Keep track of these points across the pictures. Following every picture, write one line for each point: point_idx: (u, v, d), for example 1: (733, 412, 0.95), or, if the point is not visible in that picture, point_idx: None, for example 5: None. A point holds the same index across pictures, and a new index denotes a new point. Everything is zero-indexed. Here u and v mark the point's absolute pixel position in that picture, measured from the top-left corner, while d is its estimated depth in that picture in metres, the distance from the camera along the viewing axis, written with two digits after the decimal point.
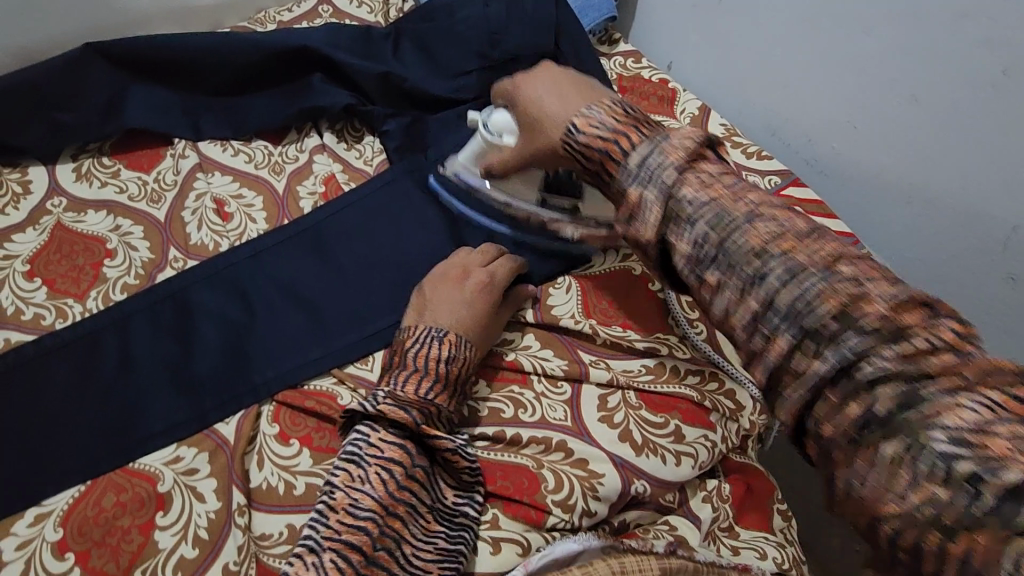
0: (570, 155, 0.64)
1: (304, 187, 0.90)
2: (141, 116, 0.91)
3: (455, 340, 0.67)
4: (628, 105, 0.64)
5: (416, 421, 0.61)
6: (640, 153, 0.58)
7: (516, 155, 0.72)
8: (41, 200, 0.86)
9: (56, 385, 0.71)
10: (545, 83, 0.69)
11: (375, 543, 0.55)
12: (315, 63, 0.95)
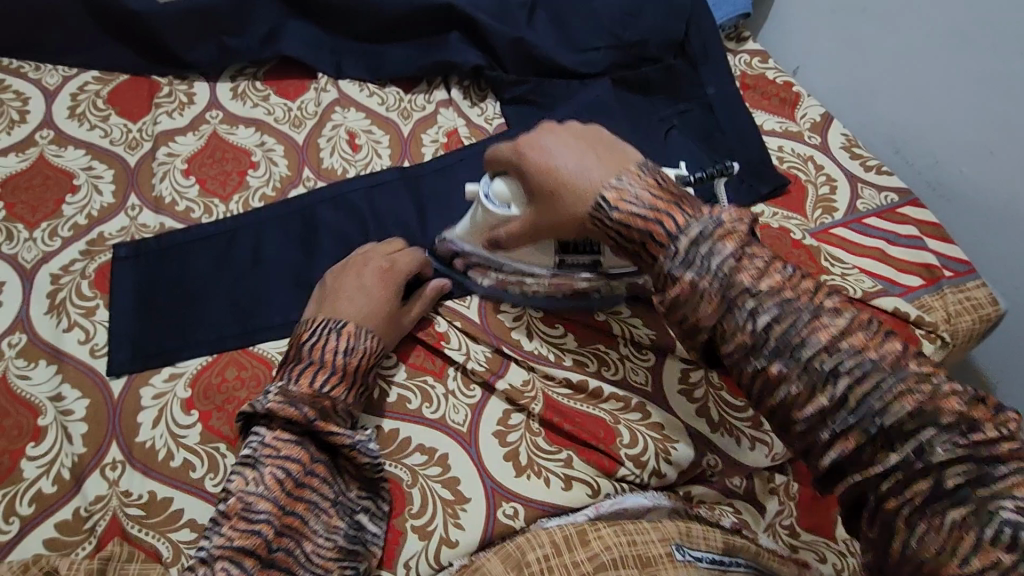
0: (607, 234, 0.57)
1: (428, 134, 0.97)
2: (295, 49, 1.00)
3: (354, 331, 0.64)
4: (659, 172, 0.57)
5: (309, 419, 0.58)
6: (686, 234, 0.52)
7: (524, 219, 0.64)
8: (201, 110, 0.96)
9: (196, 268, 0.80)
10: (562, 141, 0.60)
11: (272, 546, 0.53)
12: (455, 21, 1.00)
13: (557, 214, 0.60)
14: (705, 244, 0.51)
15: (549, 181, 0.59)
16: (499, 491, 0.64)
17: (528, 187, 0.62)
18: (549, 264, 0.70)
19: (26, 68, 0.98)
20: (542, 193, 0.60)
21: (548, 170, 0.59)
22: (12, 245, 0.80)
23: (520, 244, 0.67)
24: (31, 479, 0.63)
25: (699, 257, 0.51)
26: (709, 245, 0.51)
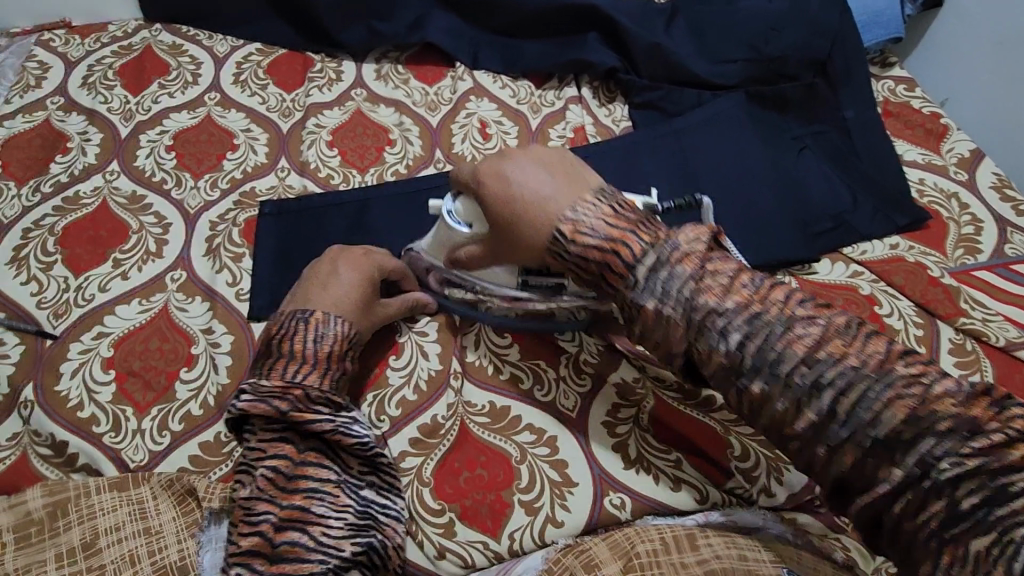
0: (568, 267, 0.57)
1: (555, 129, 0.99)
2: (438, 37, 1.05)
3: (322, 319, 0.65)
4: (620, 200, 0.57)
5: (281, 414, 0.58)
6: (649, 267, 0.53)
7: (490, 246, 0.64)
8: (348, 87, 1.03)
9: (332, 231, 0.86)
10: (527, 159, 0.61)
11: (275, 541, 0.53)
12: (596, 23, 1.02)
13: (519, 245, 0.60)
14: (672, 278, 0.52)
15: (512, 212, 0.59)
16: (606, 480, 0.65)
17: (489, 216, 0.62)
18: (513, 282, 0.67)
19: (201, 35, 1.08)
20: (502, 227, 0.61)
21: (513, 199, 0.59)
22: (180, 192, 0.88)
23: (483, 265, 0.67)
24: (182, 400, 0.70)
25: (671, 297, 0.52)
26: (677, 278, 0.51)
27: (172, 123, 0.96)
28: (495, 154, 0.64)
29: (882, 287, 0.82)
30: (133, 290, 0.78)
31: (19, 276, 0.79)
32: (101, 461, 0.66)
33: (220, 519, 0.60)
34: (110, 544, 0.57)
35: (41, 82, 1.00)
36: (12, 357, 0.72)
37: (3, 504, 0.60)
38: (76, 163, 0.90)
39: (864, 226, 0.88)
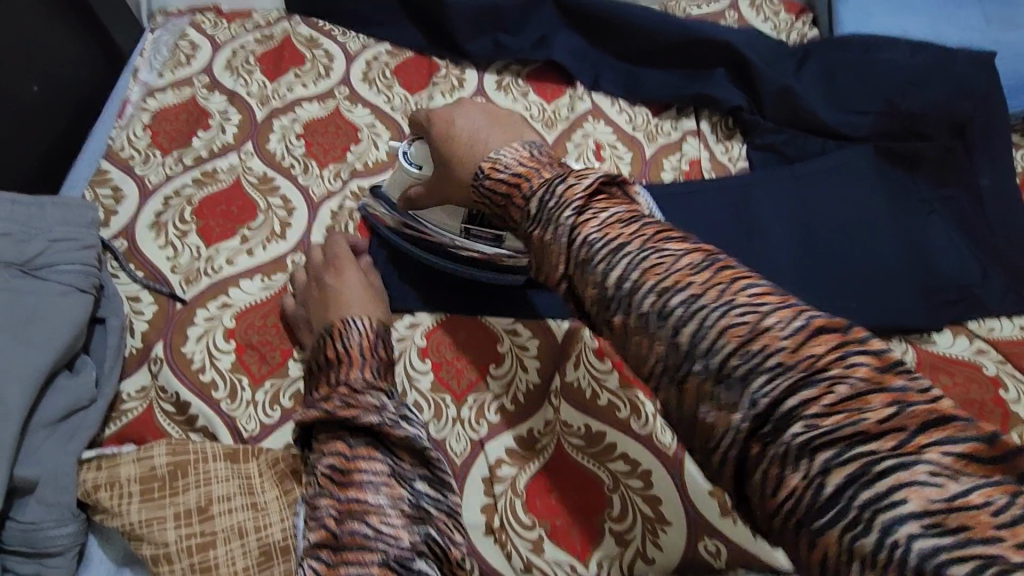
0: (481, 198, 0.59)
1: (669, 161, 0.99)
2: (563, 56, 1.06)
3: (342, 325, 0.69)
4: (540, 145, 0.59)
5: (330, 412, 0.61)
6: (537, 197, 0.52)
7: (434, 186, 0.71)
8: (469, 96, 1.05)
9: None
10: (466, 110, 0.67)
11: (338, 531, 0.54)
12: (724, 59, 1.01)
13: (453, 179, 0.66)
14: (560, 208, 0.49)
15: (448, 144, 0.65)
16: (701, 524, 0.64)
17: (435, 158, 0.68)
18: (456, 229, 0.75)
19: (337, 32, 1.13)
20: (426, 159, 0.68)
21: (452, 141, 0.65)
22: (306, 178, 0.93)
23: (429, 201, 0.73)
24: (293, 378, 0.73)
25: (555, 224, 0.49)
26: (565, 208, 0.49)
27: (304, 112, 1.01)
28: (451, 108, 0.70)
29: (1008, 369, 0.77)
30: (256, 267, 0.82)
31: (158, 241, 0.84)
32: (218, 425, 0.70)
33: None
34: (221, 513, 0.60)
35: (190, 61, 1.07)
36: (146, 314, 0.78)
37: (132, 455, 0.63)
38: (216, 139, 0.96)
39: (993, 302, 0.83)
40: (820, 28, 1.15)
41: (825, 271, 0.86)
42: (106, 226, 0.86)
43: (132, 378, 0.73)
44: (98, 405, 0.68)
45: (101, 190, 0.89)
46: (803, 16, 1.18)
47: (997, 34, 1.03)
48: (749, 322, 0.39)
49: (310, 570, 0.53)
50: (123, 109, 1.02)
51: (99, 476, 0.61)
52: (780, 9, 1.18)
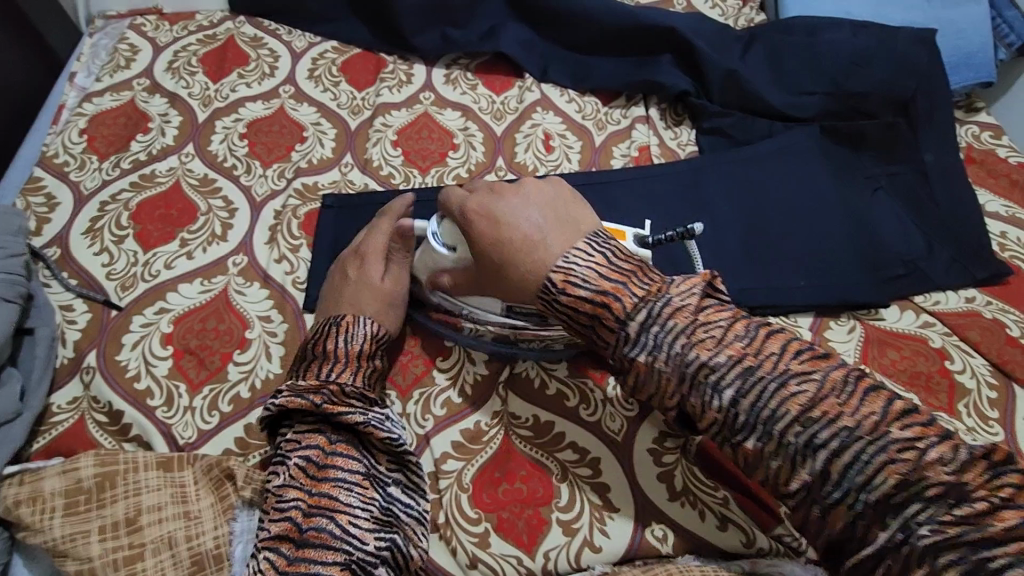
0: (559, 314, 0.59)
1: (619, 148, 0.98)
2: (511, 48, 1.06)
3: (350, 323, 0.68)
4: (621, 249, 0.59)
5: (315, 404, 0.60)
6: (642, 314, 0.54)
7: (472, 277, 0.67)
8: (417, 90, 1.04)
9: None
10: (536, 191, 0.64)
11: (303, 526, 0.54)
12: (671, 45, 1.01)
13: (509, 284, 0.62)
14: (657, 329, 0.54)
15: (497, 252, 0.61)
16: (648, 509, 0.64)
17: (474, 249, 0.63)
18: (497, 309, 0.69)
19: (281, 30, 1.11)
20: (494, 270, 0.62)
21: (504, 237, 0.61)
22: (249, 179, 0.91)
23: (466, 292, 0.69)
24: (233, 381, 0.71)
25: (664, 351, 0.53)
26: (658, 325, 0.54)
27: (247, 113, 0.99)
28: (484, 189, 0.65)
29: (954, 341, 0.78)
30: (196, 270, 0.80)
31: (93, 247, 0.82)
32: (153, 434, 0.68)
33: (252, 510, 0.61)
34: (151, 523, 0.58)
35: (130, 63, 1.05)
36: (79, 322, 0.75)
37: (57, 468, 0.61)
38: (156, 142, 0.94)
39: (938, 275, 0.84)
40: (768, 12, 1.16)
41: (772, 251, 0.86)
42: (39, 235, 0.83)
43: (63, 389, 0.71)
44: (24, 419, 0.65)
45: (34, 198, 0.86)
46: (751, 1, 1.18)
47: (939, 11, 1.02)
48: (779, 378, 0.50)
49: (264, 563, 0.52)
50: (58, 115, 0.99)
51: (22, 491, 0.59)
52: None
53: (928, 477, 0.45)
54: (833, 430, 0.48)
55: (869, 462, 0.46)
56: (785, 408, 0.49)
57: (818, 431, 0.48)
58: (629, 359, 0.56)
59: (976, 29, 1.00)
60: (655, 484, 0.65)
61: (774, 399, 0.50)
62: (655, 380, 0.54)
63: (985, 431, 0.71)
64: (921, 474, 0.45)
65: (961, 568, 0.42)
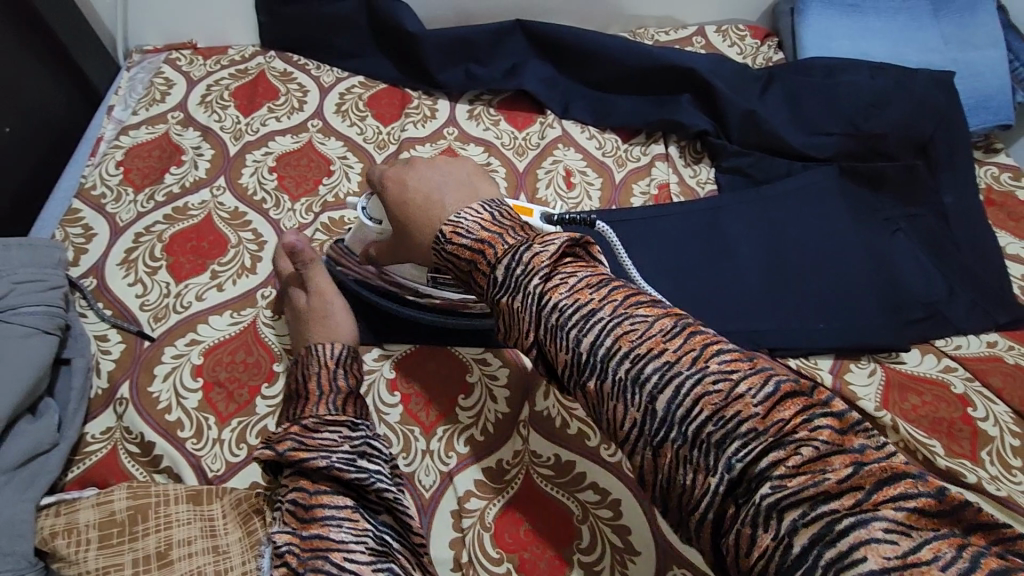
0: (444, 262, 0.57)
1: (639, 186, 1.00)
2: (533, 85, 1.09)
3: (306, 352, 0.69)
4: (512, 211, 0.58)
5: (280, 452, 0.57)
6: (504, 265, 0.50)
7: (391, 249, 0.70)
8: (441, 125, 1.07)
9: None
10: (427, 167, 0.66)
11: (301, 571, 0.50)
12: (690, 84, 1.03)
13: (415, 244, 0.65)
14: (527, 276, 0.48)
15: (404, 211, 0.64)
16: (670, 553, 0.64)
17: (390, 218, 0.67)
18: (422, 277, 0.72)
19: (311, 66, 1.15)
20: (397, 224, 0.66)
21: (406, 200, 0.64)
22: (278, 211, 0.93)
23: (389, 259, 0.73)
24: (261, 415, 0.73)
25: (522, 292, 0.48)
26: (532, 277, 0.48)
27: (277, 146, 1.02)
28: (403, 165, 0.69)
29: (976, 387, 0.77)
30: (225, 302, 0.82)
31: (127, 277, 0.84)
32: (183, 466, 0.69)
33: None
34: (181, 557, 0.59)
35: (165, 97, 1.09)
36: (113, 353, 0.77)
37: (92, 500, 0.62)
38: (188, 175, 0.97)
39: (959, 319, 0.84)
40: (785, 51, 1.18)
41: (792, 291, 0.87)
42: (76, 265, 0.86)
43: (97, 419, 0.73)
44: (60, 449, 0.67)
45: (72, 229, 0.89)
46: (768, 40, 1.21)
47: (958, 53, 1.04)
48: (720, 389, 0.39)
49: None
50: (96, 147, 1.02)
51: (58, 522, 0.61)
52: (745, 34, 1.21)
53: (745, 412, 0.38)
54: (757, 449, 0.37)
55: (686, 400, 0.40)
56: (756, 450, 0.37)
57: (680, 407, 0.40)
58: (603, 403, 0.45)
59: (994, 74, 1.02)
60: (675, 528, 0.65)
61: (747, 445, 0.37)
62: (555, 363, 0.47)
63: (1009, 480, 0.70)
64: (856, 484, 0.34)
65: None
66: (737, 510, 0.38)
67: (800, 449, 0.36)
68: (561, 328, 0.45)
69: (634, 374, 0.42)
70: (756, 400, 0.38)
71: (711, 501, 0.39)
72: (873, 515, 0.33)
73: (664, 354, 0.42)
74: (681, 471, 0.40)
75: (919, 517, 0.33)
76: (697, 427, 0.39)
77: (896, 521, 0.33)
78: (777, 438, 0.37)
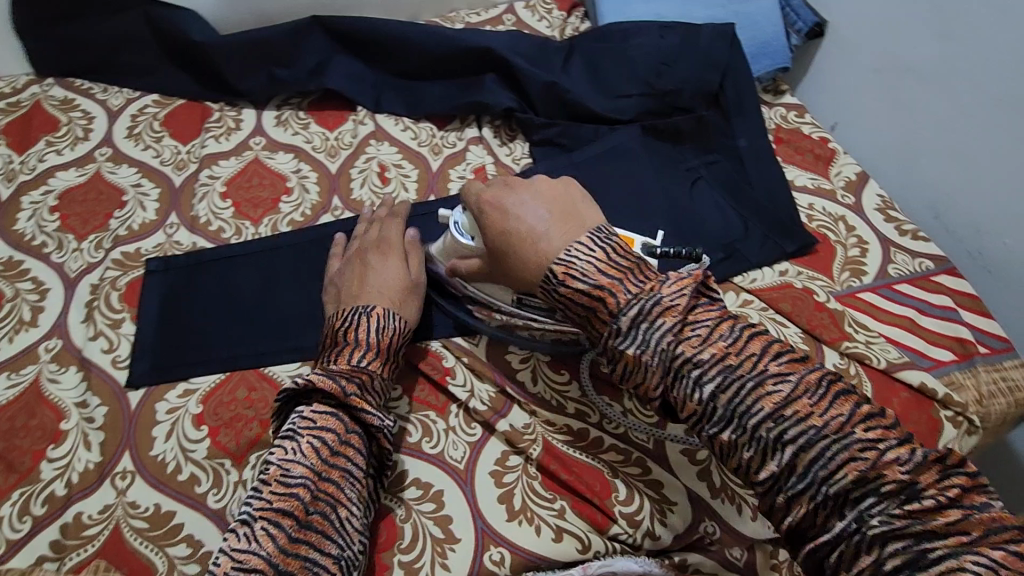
0: (554, 301, 0.62)
1: (456, 171, 0.99)
2: (338, 82, 1.05)
3: (382, 314, 0.71)
4: (621, 243, 0.61)
5: (346, 394, 0.64)
6: (633, 308, 0.56)
7: (484, 268, 0.70)
8: (246, 136, 1.01)
9: (209, 292, 0.84)
10: (524, 190, 0.66)
11: (308, 508, 0.57)
12: (492, 65, 1.03)
13: (509, 270, 0.65)
14: (654, 326, 0.56)
15: (504, 242, 0.64)
16: (489, 534, 0.65)
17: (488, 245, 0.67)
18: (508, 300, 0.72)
19: (96, 89, 1.05)
20: (498, 253, 0.65)
21: (507, 229, 0.64)
22: (62, 254, 0.85)
23: (481, 278, 0.72)
24: (47, 480, 0.67)
25: (648, 341, 0.56)
26: (658, 326, 0.56)
27: (58, 182, 0.93)
28: (500, 185, 0.69)
29: (770, 315, 0.83)
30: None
31: None
32: None
33: None
34: None
35: None
36: None
37: None
38: None
39: (754, 254, 0.90)
40: (590, 20, 1.21)
41: None
42: None
43: None
44: None
45: None
46: (574, 11, 1.23)
47: (736, 4, 1.10)
48: (781, 392, 0.52)
49: (262, 532, 0.54)
50: None
51: None
52: (552, 7, 1.22)
53: (891, 476, 0.48)
54: (880, 495, 0.48)
55: (834, 458, 0.49)
56: (836, 464, 0.49)
57: (820, 455, 0.50)
58: (671, 395, 0.56)
59: (769, 19, 1.08)
60: (495, 507, 0.66)
61: (834, 462, 0.49)
62: (643, 373, 0.57)
63: None
64: (964, 529, 0.46)
65: (915, 568, 0.45)
66: (847, 539, 0.48)
67: (888, 482, 0.48)
68: (697, 384, 0.54)
69: (699, 380, 0.54)
70: (845, 421, 0.50)
71: (787, 497, 0.51)
72: (973, 553, 0.45)
73: (735, 367, 0.54)
74: (744, 450, 0.53)
75: (1014, 558, 0.44)
76: (778, 429, 0.51)
77: (996, 560, 0.44)
78: (911, 494, 0.47)
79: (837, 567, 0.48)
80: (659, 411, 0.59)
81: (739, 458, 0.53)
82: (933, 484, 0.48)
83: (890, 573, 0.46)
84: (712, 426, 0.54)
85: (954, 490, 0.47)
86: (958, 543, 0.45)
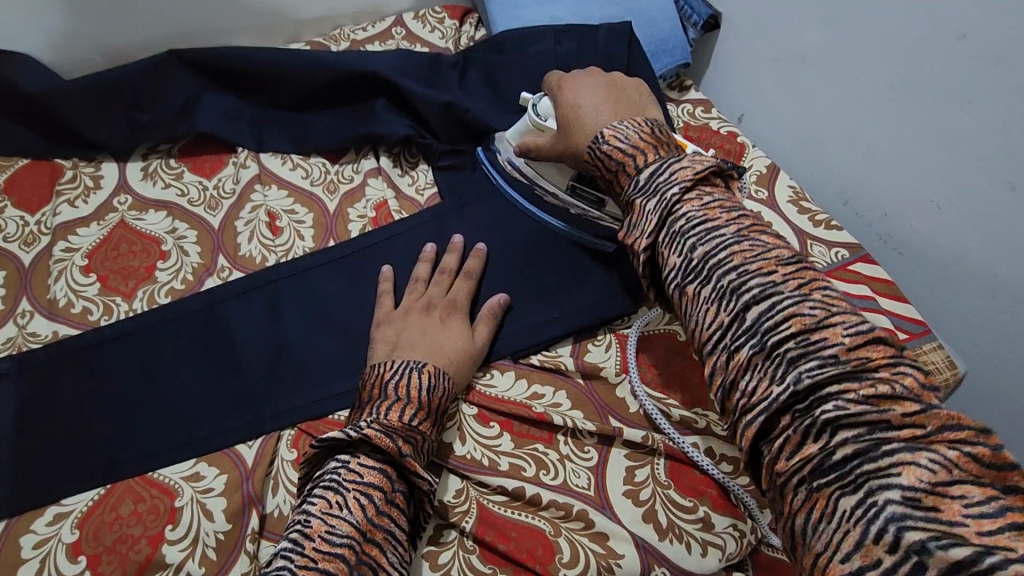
0: (593, 163, 0.65)
1: (355, 210, 0.90)
2: (210, 123, 0.93)
3: (433, 371, 0.67)
4: (662, 128, 0.63)
5: (399, 450, 0.59)
6: (650, 169, 0.57)
7: (552, 147, 0.74)
8: (108, 196, 0.89)
9: (76, 389, 0.73)
10: (588, 89, 0.71)
11: (353, 570, 0.51)
12: (381, 88, 0.95)
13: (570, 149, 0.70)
14: (668, 184, 0.55)
15: (572, 112, 0.69)
16: None
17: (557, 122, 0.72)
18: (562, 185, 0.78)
19: None
20: (564, 125, 0.71)
21: (575, 106, 0.69)
22: None
23: (541, 160, 0.77)
24: None
25: (659, 196, 0.55)
26: (673, 184, 0.55)
27: None
28: (581, 73, 0.73)
29: None
30: None
31: None
32: None
33: None
34: None
35: None
36: None
37: None
38: None
39: None
40: (485, 27, 1.14)
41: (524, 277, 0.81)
42: None
43: None
44: None
45: None
46: (468, 18, 1.16)
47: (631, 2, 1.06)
48: (765, 250, 0.50)
49: None
50: None
51: None
52: (443, 16, 1.14)
53: (833, 340, 0.44)
54: (838, 371, 0.43)
55: (781, 309, 0.46)
56: (785, 321, 0.46)
57: (775, 303, 0.47)
58: (658, 254, 0.55)
59: (665, 16, 1.05)
60: None
61: (780, 314, 0.46)
62: (641, 223, 0.56)
63: None
64: (920, 422, 0.41)
65: (863, 459, 0.40)
66: (791, 423, 0.44)
67: (875, 384, 0.42)
68: (680, 239, 0.53)
69: (682, 237, 0.52)
70: (809, 278, 0.48)
71: (731, 352, 0.48)
72: (930, 448, 0.40)
73: (718, 226, 0.52)
74: (703, 299, 0.50)
75: (968, 460, 0.39)
76: (742, 279, 0.48)
77: (950, 459, 0.39)
78: (860, 373, 0.43)
79: (800, 475, 0.43)
80: (646, 275, 0.57)
81: (698, 314, 0.51)
82: (857, 348, 0.44)
83: (867, 491, 0.39)
84: (687, 283, 0.52)
85: (905, 379, 0.42)
86: (913, 437, 0.40)
